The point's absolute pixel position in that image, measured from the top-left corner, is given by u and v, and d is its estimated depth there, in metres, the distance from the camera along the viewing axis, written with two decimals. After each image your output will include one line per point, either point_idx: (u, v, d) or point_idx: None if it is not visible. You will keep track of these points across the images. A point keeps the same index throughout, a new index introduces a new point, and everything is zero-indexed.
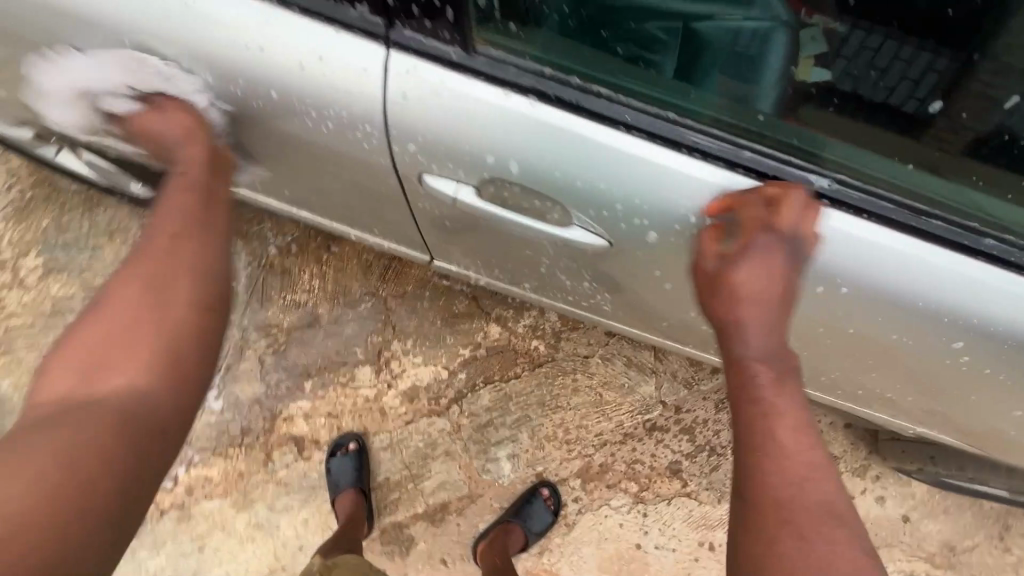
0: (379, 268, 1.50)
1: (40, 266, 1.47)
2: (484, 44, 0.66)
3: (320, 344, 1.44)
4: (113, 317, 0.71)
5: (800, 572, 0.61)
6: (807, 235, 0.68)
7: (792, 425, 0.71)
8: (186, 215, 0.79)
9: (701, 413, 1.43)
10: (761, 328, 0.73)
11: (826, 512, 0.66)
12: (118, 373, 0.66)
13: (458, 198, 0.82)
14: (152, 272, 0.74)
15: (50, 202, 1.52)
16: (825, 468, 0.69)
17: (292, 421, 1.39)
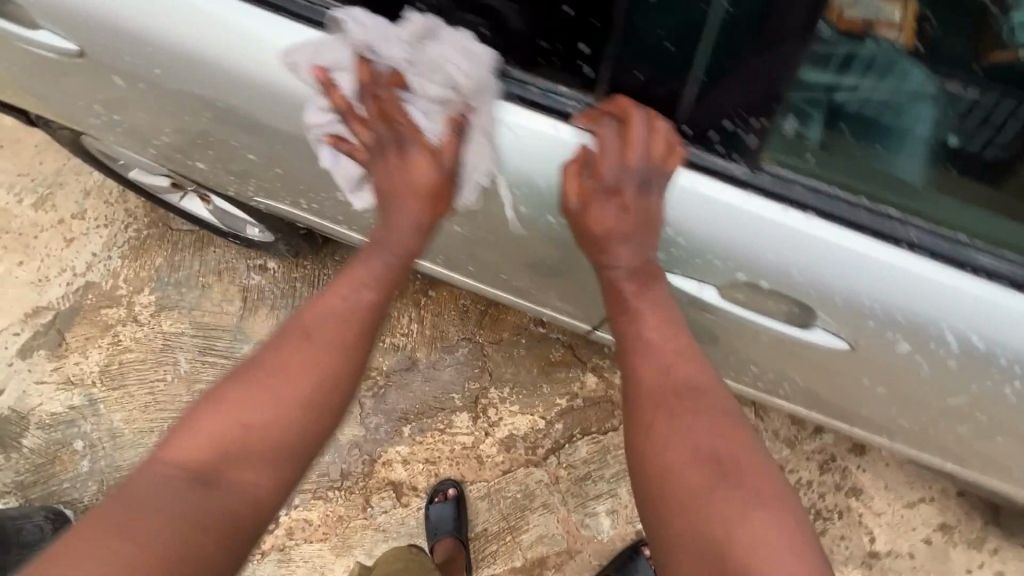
0: (476, 314, 1.52)
1: (152, 302, 1.53)
2: (770, 161, 0.63)
3: (418, 388, 1.46)
4: (263, 403, 0.66)
5: (667, 449, 0.69)
6: (662, 162, 0.63)
7: (655, 333, 0.75)
8: (346, 310, 0.72)
9: (805, 474, 1.40)
10: (627, 249, 0.72)
11: (691, 390, 0.72)
12: (243, 465, 0.62)
13: (698, 296, 0.78)
14: (316, 366, 0.69)
15: (163, 241, 1.59)
16: (694, 359, 0.74)
17: (391, 466, 1.40)
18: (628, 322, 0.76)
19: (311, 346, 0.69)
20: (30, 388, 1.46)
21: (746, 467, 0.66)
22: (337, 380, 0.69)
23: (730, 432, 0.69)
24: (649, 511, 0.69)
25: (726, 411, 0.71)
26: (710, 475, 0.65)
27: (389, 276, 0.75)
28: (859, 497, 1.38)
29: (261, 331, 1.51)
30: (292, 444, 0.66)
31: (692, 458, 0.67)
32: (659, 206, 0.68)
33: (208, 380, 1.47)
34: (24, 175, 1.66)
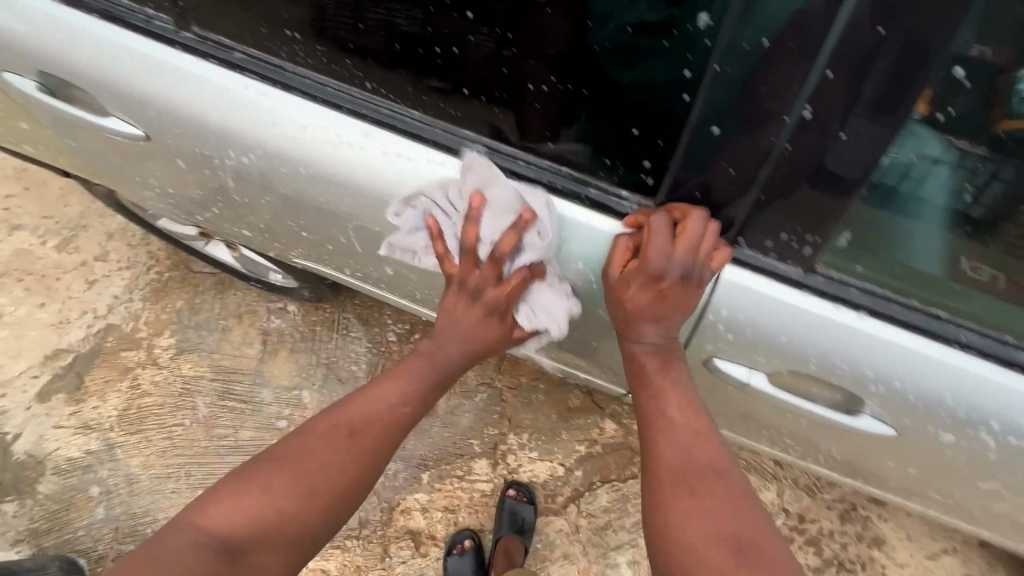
0: (495, 359, 1.53)
1: (172, 345, 1.54)
2: (824, 266, 0.69)
3: (438, 434, 1.46)
4: (298, 486, 0.76)
5: (690, 526, 0.71)
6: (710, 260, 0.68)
7: (676, 410, 0.80)
8: (382, 416, 0.87)
9: (827, 523, 1.39)
10: (655, 328, 0.77)
11: (707, 468, 0.76)
12: (268, 546, 0.71)
13: (746, 378, 0.85)
14: (348, 460, 0.81)
15: (185, 284, 1.61)
16: (708, 437, 0.79)
17: (409, 514, 1.39)
18: (652, 397, 0.81)
19: (358, 446, 0.82)
20: (47, 432, 1.46)
21: (760, 543, 0.69)
22: (368, 475, 0.82)
23: (744, 514, 0.72)
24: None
25: (739, 492, 0.75)
26: (726, 552, 0.67)
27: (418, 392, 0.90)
28: (881, 547, 1.37)
29: (280, 375, 1.51)
30: (317, 530, 0.77)
31: (711, 535, 0.69)
32: (693, 296, 0.73)
33: (226, 425, 1.46)
34: (48, 217, 1.69)
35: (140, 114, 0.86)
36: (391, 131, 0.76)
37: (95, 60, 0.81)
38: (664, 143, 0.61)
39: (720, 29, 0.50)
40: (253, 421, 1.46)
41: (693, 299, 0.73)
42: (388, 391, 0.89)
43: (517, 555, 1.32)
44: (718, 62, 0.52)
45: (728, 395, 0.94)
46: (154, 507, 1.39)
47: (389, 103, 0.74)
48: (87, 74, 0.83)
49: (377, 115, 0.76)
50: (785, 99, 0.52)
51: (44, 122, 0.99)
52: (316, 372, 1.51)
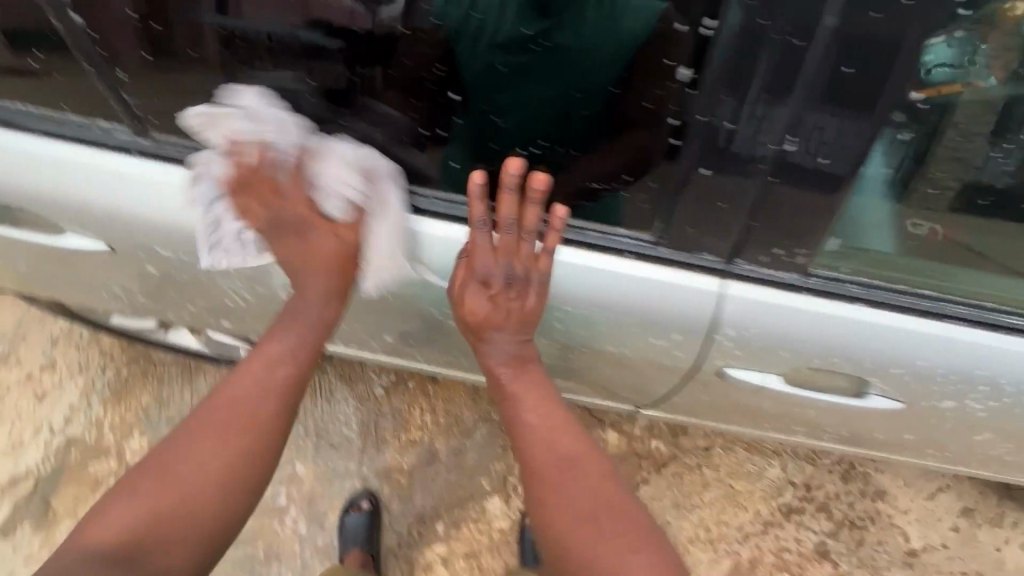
0: (488, 392, 1.52)
1: (144, 446, 1.43)
2: (819, 267, 0.74)
3: (444, 480, 1.43)
4: (199, 472, 0.80)
5: (561, 516, 0.79)
6: (531, 263, 0.77)
7: (537, 413, 0.85)
8: (259, 383, 0.85)
9: (831, 487, 1.45)
10: (501, 333, 0.84)
11: (565, 458, 0.83)
12: (174, 539, 0.76)
13: (761, 382, 0.89)
14: (235, 432, 0.82)
15: (147, 377, 1.51)
16: (567, 428, 0.85)
17: (431, 569, 1.35)
18: (511, 406, 0.86)
19: (244, 428, 0.83)
20: (17, 569, 1.32)
21: (620, 512, 0.79)
22: (261, 454, 0.84)
23: (606, 492, 0.81)
24: (558, 567, 0.79)
25: (599, 472, 0.83)
26: (591, 531, 0.77)
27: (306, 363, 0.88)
28: (885, 498, 1.44)
29: None
30: (221, 512, 0.80)
31: (581, 520, 0.78)
32: (527, 300, 0.80)
33: None
34: None
35: (104, 220, 0.88)
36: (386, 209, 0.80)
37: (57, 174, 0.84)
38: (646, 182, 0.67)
39: (699, 80, 0.57)
40: None
41: (530, 306, 0.81)
42: (272, 368, 0.87)
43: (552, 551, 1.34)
44: (701, 114, 0.59)
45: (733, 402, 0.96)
46: None
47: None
48: (48, 188, 0.86)
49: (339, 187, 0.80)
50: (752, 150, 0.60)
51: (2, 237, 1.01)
52: (307, 443, 1.45)
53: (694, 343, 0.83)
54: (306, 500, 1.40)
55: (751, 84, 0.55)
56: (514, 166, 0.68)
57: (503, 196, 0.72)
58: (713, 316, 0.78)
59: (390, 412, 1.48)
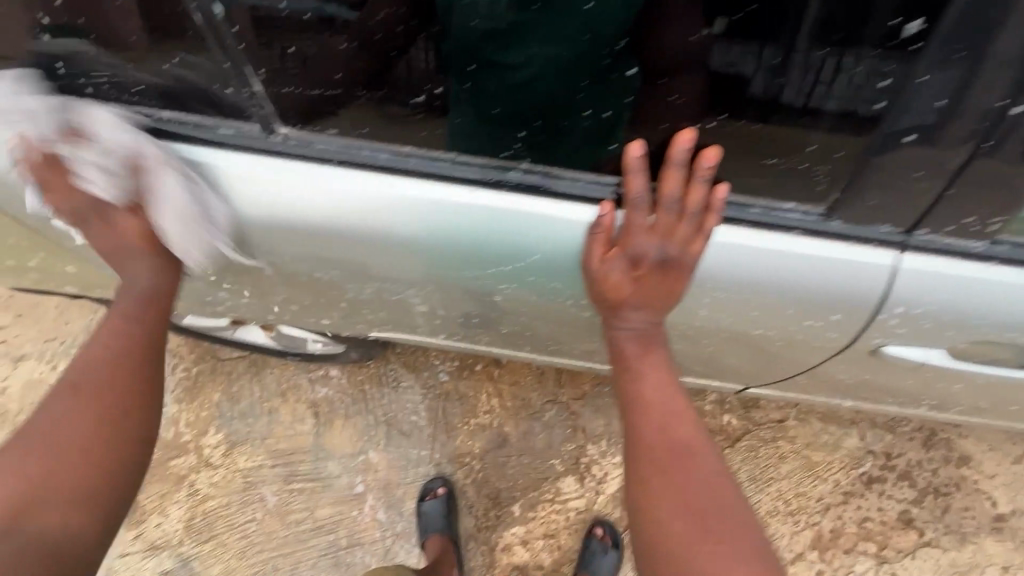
0: (553, 373, 1.50)
1: (221, 442, 1.46)
2: (1014, 232, 0.61)
3: (516, 463, 1.43)
4: (65, 438, 0.73)
5: (667, 509, 0.69)
6: (687, 246, 0.66)
7: (656, 397, 0.75)
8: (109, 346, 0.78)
9: (912, 455, 1.41)
10: (636, 312, 0.73)
11: (684, 448, 0.72)
12: (50, 507, 0.69)
13: (925, 360, 0.76)
14: (98, 389, 0.76)
15: (216, 374, 1.53)
16: (686, 416, 0.75)
17: (511, 550, 1.37)
18: (630, 383, 0.75)
19: (81, 399, 0.75)
20: (115, 563, 1.38)
21: (726, 514, 0.68)
22: (113, 419, 0.75)
23: (716, 489, 0.70)
24: (647, 560, 0.70)
25: (712, 469, 0.72)
26: (692, 530, 0.67)
27: (140, 325, 0.80)
28: (969, 464, 1.40)
29: (343, 444, 1.45)
30: (84, 487, 0.71)
31: (679, 514, 0.68)
32: (673, 285, 0.70)
33: (302, 508, 1.41)
34: (51, 339, 1.59)
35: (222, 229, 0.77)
36: (498, 190, 0.68)
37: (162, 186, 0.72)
38: (815, 148, 0.57)
39: (937, 28, 0.45)
40: (328, 497, 1.41)
41: (676, 291, 0.70)
42: (92, 346, 0.79)
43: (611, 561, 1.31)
44: (926, 73, 0.48)
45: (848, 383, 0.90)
46: None
47: (498, 159, 0.65)
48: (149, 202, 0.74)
49: (466, 169, 0.67)
50: (975, 112, 0.50)
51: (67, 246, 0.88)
52: (378, 432, 1.46)
53: (853, 321, 0.71)
54: (383, 488, 1.42)
55: (998, 29, 0.44)
56: (686, 139, 0.58)
57: (670, 169, 0.61)
58: (877, 292, 0.67)
59: (457, 398, 1.48)
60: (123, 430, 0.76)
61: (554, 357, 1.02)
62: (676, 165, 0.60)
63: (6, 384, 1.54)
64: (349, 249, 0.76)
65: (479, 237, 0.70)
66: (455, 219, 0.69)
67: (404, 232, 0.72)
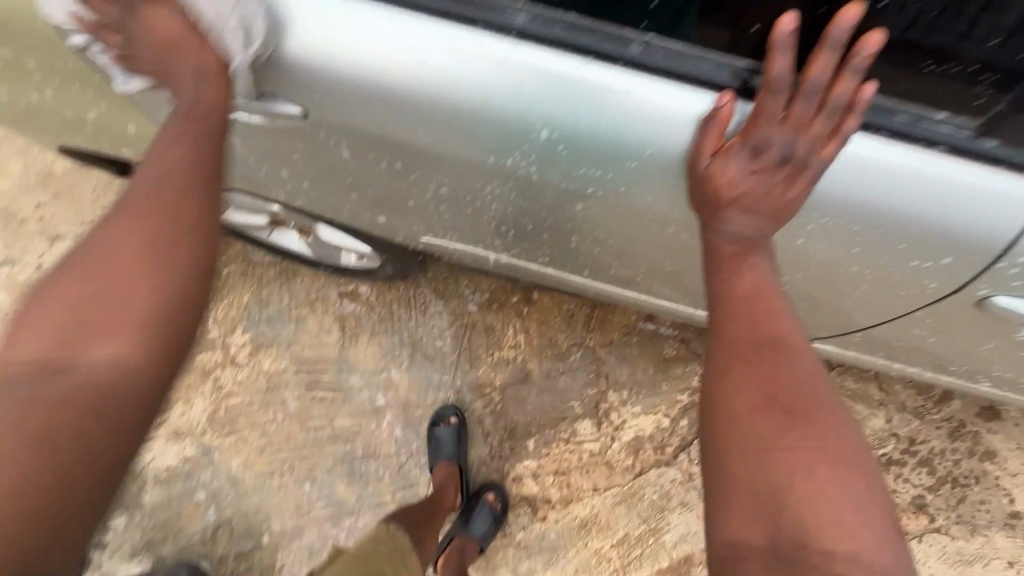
0: (583, 317, 1.48)
1: (247, 342, 1.48)
2: None
3: (536, 400, 1.43)
4: (112, 270, 0.59)
5: (745, 403, 0.61)
6: (817, 148, 0.59)
7: (753, 293, 0.66)
8: (164, 173, 0.62)
9: (937, 443, 1.39)
10: (742, 216, 0.65)
11: (775, 342, 0.63)
12: (92, 349, 0.56)
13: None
14: (139, 216, 0.61)
15: (246, 276, 1.52)
16: (783, 312, 0.65)
17: (522, 482, 1.40)
18: (718, 278, 0.68)
19: (139, 228, 0.60)
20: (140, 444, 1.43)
21: (819, 412, 0.59)
22: (175, 251, 0.61)
23: (809, 387, 0.61)
24: (712, 454, 0.62)
25: (805, 365, 0.62)
26: (778, 425, 0.58)
27: (204, 140, 0.64)
28: (994, 459, 1.37)
29: (367, 359, 1.46)
30: (148, 326, 0.58)
31: (759, 406, 0.60)
32: (791, 193, 0.62)
33: (321, 416, 1.43)
34: (87, 223, 1.59)
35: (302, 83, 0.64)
36: (594, 62, 0.58)
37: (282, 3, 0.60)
38: None
39: None
40: (348, 409, 1.43)
41: (793, 200, 0.62)
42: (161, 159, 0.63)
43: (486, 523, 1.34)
44: None
45: (912, 347, 0.86)
46: (266, 504, 1.39)
47: (621, 32, 0.56)
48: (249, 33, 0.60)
49: (578, 36, 0.57)
50: None
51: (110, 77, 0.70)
52: (402, 352, 1.46)
53: (964, 269, 0.64)
54: (402, 407, 1.44)
55: None
56: (853, 14, 0.51)
57: (823, 51, 0.54)
58: (1009, 235, 0.59)
59: (483, 329, 1.47)
60: (174, 263, 0.61)
61: (604, 287, 0.98)
62: (830, 49, 0.54)
63: (42, 262, 1.56)
64: (404, 120, 0.64)
65: (559, 112, 0.59)
66: (541, 88, 0.59)
67: (473, 100, 0.60)
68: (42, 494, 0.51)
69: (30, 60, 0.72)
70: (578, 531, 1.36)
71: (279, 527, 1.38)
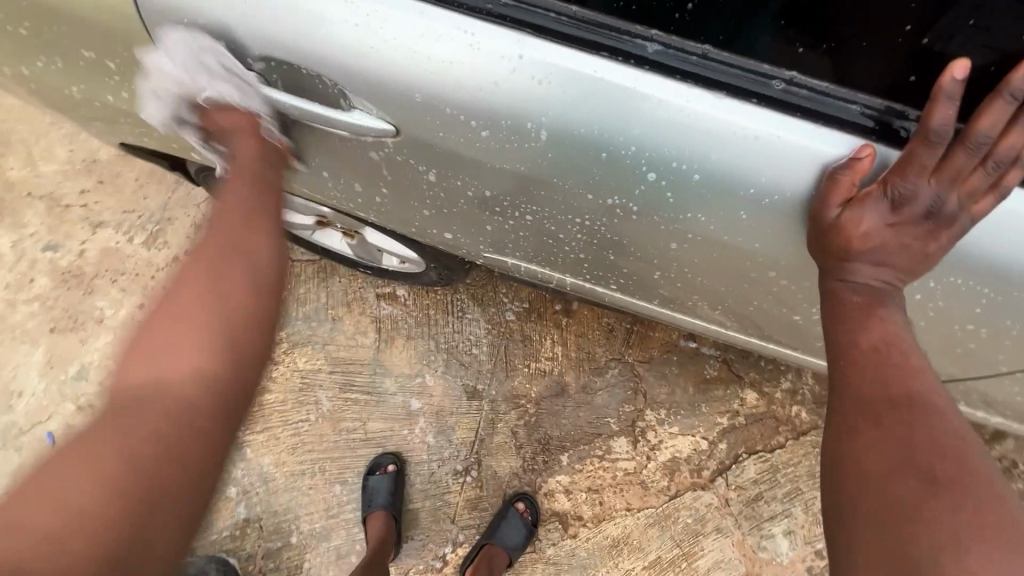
0: (622, 332, 1.45)
1: (284, 339, 1.47)
2: None
3: (571, 415, 1.41)
4: (193, 297, 0.65)
5: (882, 466, 0.56)
6: (970, 203, 0.56)
7: (885, 347, 0.62)
8: (237, 221, 0.71)
9: None
10: (871, 267, 0.63)
11: (914, 403, 0.58)
12: (175, 360, 0.60)
13: None
14: (217, 254, 0.68)
15: None
16: (921, 371, 0.61)
17: (554, 497, 1.37)
18: (844, 331, 0.65)
19: (221, 261, 0.68)
20: None
21: (968, 479, 0.52)
22: (241, 276, 0.68)
23: (955, 450, 0.55)
24: (843, 520, 0.56)
25: (953, 429, 0.56)
26: (918, 488, 0.52)
27: (260, 189, 0.74)
28: None
29: (403, 363, 1.45)
30: (223, 338, 0.64)
31: (898, 469, 0.55)
32: (933, 245, 0.60)
33: (355, 419, 1.43)
34: (128, 211, 1.59)
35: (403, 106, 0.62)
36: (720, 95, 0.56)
37: (394, 22, 0.58)
38: None
39: None
40: (382, 413, 1.42)
41: (934, 253, 0.60)
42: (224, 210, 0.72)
43: (518, 534, 1.31)
44: None
45: (995, 394, 0.82)
46: (296, 504, 1.39)
47: (763, 67, 0.56)
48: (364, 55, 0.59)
49: (713, 71, 0.56)
50: None
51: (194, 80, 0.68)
52: (438, 358, 1.45)
53: None
54: (436, 414, 1.42)
55: None
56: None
57: (998, 101, 0.51)
58: None
59: (521, 339, 1.45)
60: (254, 287, 0.68)
61: (665, 312, 0.95)
62: (1006, 102, 0.50)
63: (84, 248, 1.57)
64: (507, 140, 0.62)
65: (678, 146, 0.57)
66: (659, 118, 0.57)
67: (588, 128, 0.58)
68: (126, 491, 0.52)
69: (111, 61, 0.70)
70: (608, 550, 1.33)
71: (308, 528, 1.38)
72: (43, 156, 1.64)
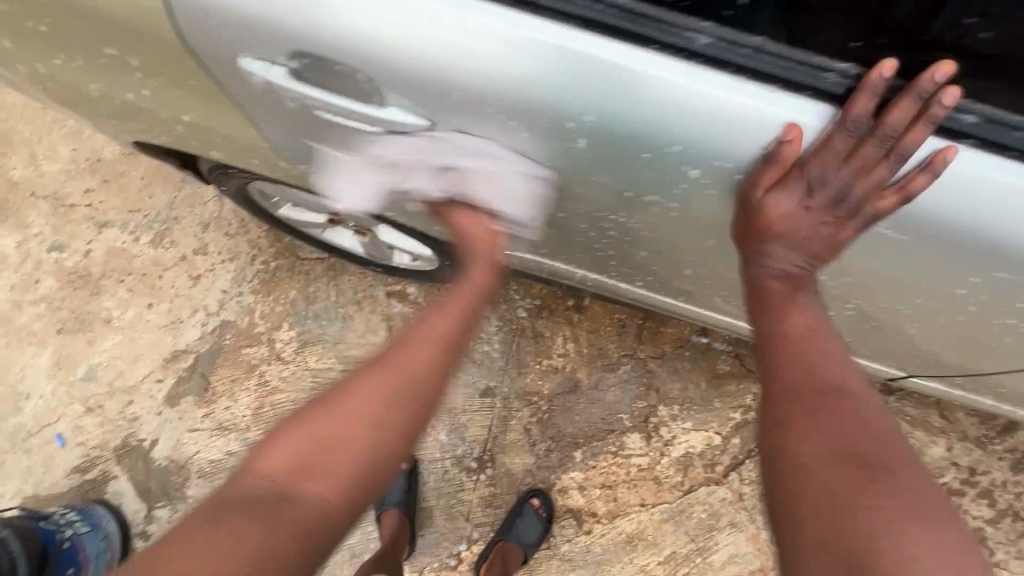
0: (634, 327, 1.44)
1: (294, 338, 1.46)
2: None
3: (584, 411, 1.40)
4: (364, 417, 0.72)
5: (808, 451, 0.59)
6: (873, 200, 0.58)
7: (807, 334, 0.67)
8: (423, 357, 0.79)
9: (999, 475, 1.34)
10: (787, 251, 0.67)
11: (834, 388, 0.63)
12: (320, 476, 0.67)
13: None
14: (396, 376, 0.76)
15: (294, 272, 1.50)
16: (838, 356, 0.66)
17: (568, 494, 1.37)
18: (771, 319, 0.69)
19: (394, 388, 0.75)
20: (185, 436, 1.43)
21: (894, 466, 0.55)
22: (407, 414, 0.75)
23: (879, 438, 0.58)
24: (786, 510, 0.58)
25: (875, 416, 0.61)
26: (847, 475, 0.55)
27: (455, 336, 0.83)
28: None
29: None
30: (370, 468, 0.70)
31: (831, 458, 0.57)
32: (847, 233, 0.63)
33: None
34: (134, 211, 1.57)
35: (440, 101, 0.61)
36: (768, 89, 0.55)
37: (434, 15, 0.56)
38: None
39: None
40: None
41: (842, 240, 0.64)
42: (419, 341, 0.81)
43: (533, 529, 1.31)
44: None
45: None
46: None
47: (816, 59, 0.55)
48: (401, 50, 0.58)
49: (764, 64, 0.55)
50: None
51: (223, 73, 0.68)
52: None
53: None
54: (448, 412, 1.42)
55: None
56: (943, 73, 0.52)
57: (908, 101, 0.53)
58: None
59: (532, 336, 1.44)
60: (410, 428, 0.75)
61: (684, 306, 0.95)
62: (928, 122, 0.53)
63: (90, 248, 1.55)
64: (547, 136, 0.61)
65: (724, 141, 0.57)
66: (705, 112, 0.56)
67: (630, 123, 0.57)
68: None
69: (133, 58, 0.69)
70: (623, 546, 1.34)
71: None
72: (46, 156, 1.62)
